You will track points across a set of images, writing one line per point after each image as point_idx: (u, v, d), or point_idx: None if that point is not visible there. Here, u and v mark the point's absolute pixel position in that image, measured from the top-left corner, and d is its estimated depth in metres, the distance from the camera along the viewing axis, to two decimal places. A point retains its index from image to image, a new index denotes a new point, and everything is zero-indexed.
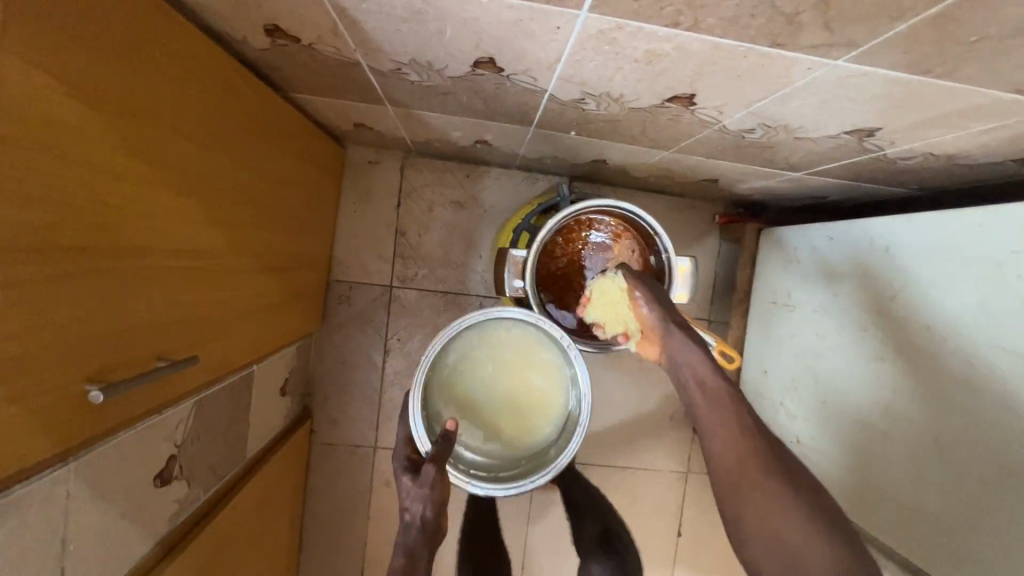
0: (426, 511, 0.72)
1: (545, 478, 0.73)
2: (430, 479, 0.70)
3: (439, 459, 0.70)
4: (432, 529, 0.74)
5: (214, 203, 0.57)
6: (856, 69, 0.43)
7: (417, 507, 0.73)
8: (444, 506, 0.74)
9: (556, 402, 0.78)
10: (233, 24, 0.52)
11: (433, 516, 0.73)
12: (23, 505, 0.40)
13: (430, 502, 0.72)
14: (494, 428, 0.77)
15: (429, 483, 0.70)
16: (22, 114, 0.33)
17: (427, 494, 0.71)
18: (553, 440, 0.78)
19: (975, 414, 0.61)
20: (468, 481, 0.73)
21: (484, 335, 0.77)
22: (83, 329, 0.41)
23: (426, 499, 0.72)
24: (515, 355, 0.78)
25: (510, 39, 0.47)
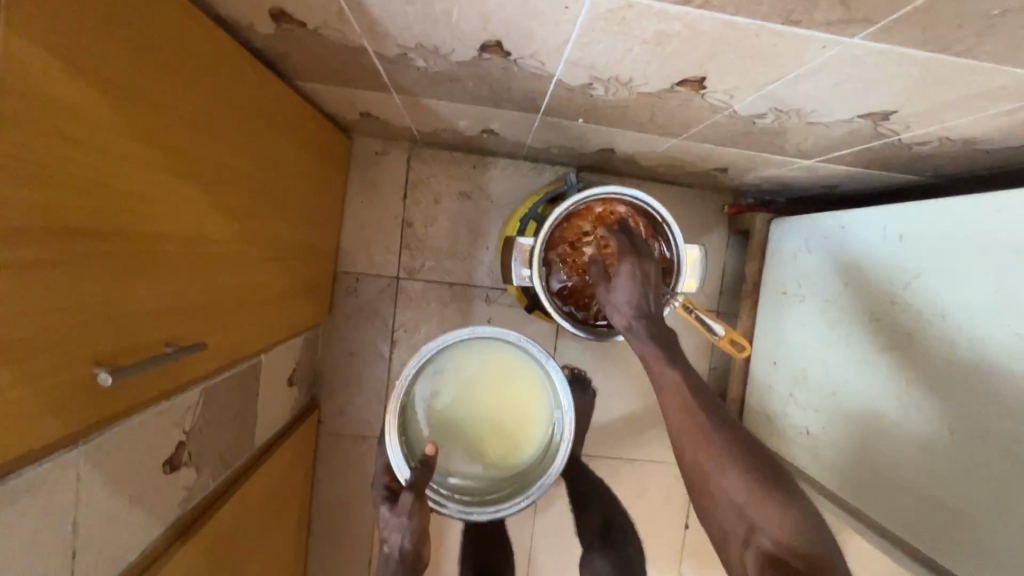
0: (405, 543, 0.69)
1: (527, 502, 0.73)
2: (408, 507, 0.68)
3: (416, 485, 0.68)
4: (411, 563, 0.71)
5: (221, 192, 0.56)
6: (873, 48, 0.42)
7: (395, 538, 0.70)
8: (424, 538, 0.71)
9: (539, 424, 0.78)
10: (240, 10, 0.52)
11: (412, 547, 0.70)
12: (37, 486, 0.40)
13: (409, 533, 0.69)
14: (477, 450, 0.77)
15: (408, 510, 0.68)
16: (38, 96, 0.33)
17: (405, 523, 0.69)
18: (535, 462, 0.77)
19: (991, 405, 0.59)
20: (452, 507, 0.72)
21: (463, 356, 0.77)
22: (95, 313, 0.41)
23: (405, 530, 0.69)
24: (496, 376, 0.77)
25: (518, 21, 0.46)
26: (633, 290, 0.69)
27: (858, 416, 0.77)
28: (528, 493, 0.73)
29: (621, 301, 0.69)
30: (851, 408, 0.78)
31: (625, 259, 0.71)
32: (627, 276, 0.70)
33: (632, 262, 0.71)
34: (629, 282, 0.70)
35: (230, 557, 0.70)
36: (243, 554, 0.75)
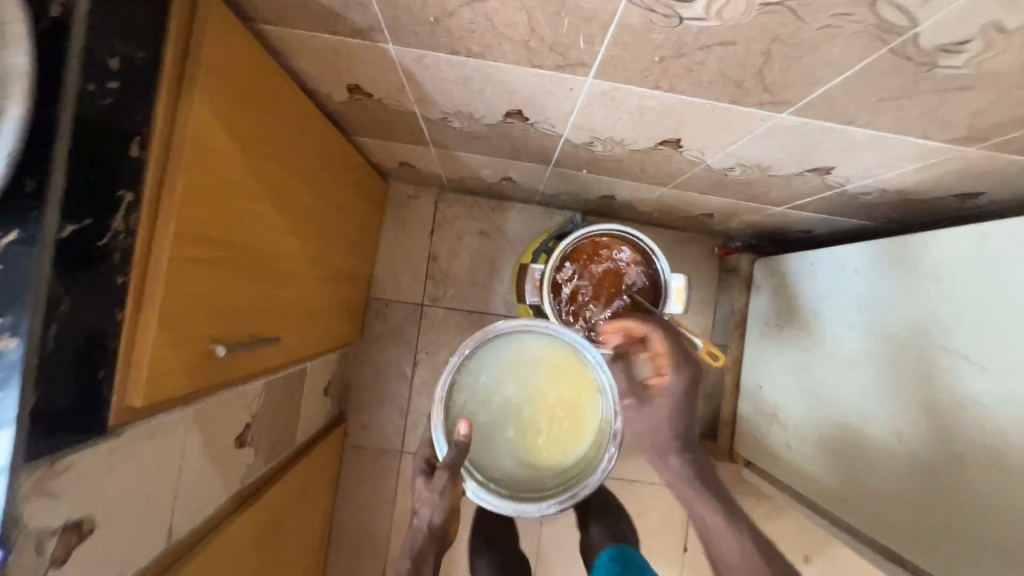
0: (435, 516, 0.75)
1: (556, 507, 0.75)
2: (442, 484, 0.73)
3: (451, 465, 0.72)
4: (439, 536, 0.77)
5: (294, 218, 0.70)
6: (799, 121, 0.57)
7: (426, 512, 0.76)
8: (451, 514, 0.77)
9: (588, 429, 0.80)
10: (325, 85, 0.68)
11: (440, 523, 0.76)
12: (167, 434, 0.52)
13: (440, 508, 0.74)
14: (520, 439, 0.80)
15: (443, 484, 0.73)
16: (206, 141, 0.48)
17: (436, 500, 0.74)
18: (575, 467, 0.79)
19: (921, 410, 0.67)
20: (483, 497, 0.74)
21: (524, 348, 0.80)
22: (212, 301, 0.53)
23: (436, 504, 0.74)
24: (552, 375, 0.80)
25: (535, 96, 0.62)
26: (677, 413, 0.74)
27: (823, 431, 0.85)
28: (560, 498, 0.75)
29: (663, 426, 0.74)
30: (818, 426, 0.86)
31: (677, 373, 0.75)
32: (673, 402, 0.74)
33: (684, 382, 0.74)
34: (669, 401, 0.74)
35: (273, 536, 0.81)
36: (282, 542, 0.85)
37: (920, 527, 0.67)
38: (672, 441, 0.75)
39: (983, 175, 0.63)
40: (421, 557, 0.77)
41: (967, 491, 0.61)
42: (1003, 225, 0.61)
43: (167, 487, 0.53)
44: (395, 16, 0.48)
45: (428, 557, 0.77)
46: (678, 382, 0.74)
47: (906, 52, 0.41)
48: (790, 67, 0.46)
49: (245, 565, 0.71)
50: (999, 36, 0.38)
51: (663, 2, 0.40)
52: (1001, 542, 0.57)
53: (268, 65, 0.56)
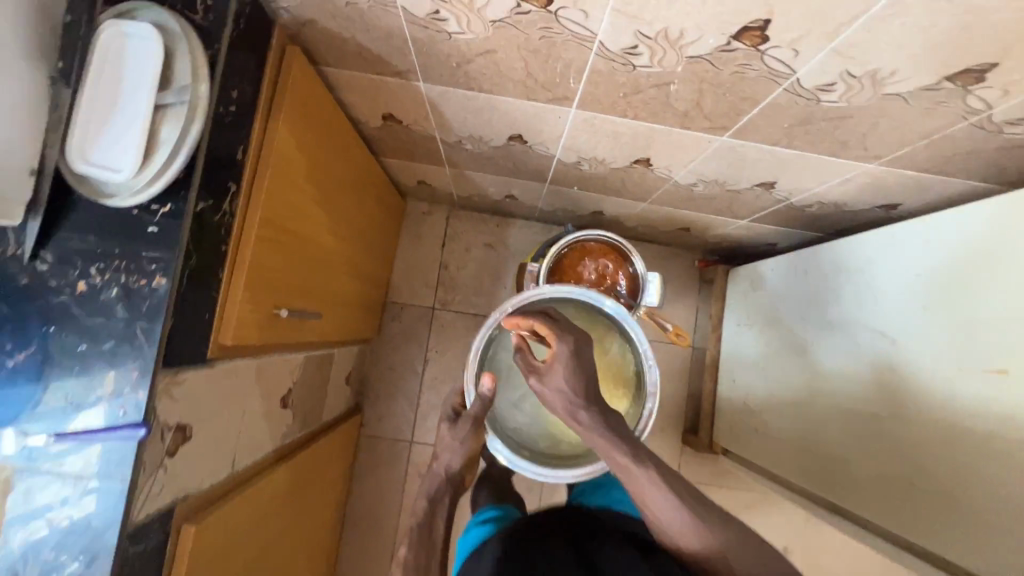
0: (455, 464, 0.66)
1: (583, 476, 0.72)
2: (465, 433, 0.66)
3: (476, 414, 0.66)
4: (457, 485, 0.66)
5: (334, 219, 0.87)
6: (737, 143, 0.73)
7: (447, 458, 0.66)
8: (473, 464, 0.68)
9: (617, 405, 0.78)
10: (365, 113, 0.85)
11: (461, 471, 0.66)
12: (238, 379, 0.67)
13: (464, 452, 0.66)
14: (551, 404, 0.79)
15: (467, 429, 0.66)
16: (286, 151, 0.64)
17: (458, 447, 0.66)
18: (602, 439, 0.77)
19: (851, 379, 0.81)
20: (508, 456, 0.72)
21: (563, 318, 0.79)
22: (278, 275, 0.69)
23: (460, 449, 0.66)
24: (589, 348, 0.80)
25: (532, 123, 0.79)
26: (575, 381, 0.64)
27: (783, 410, 0.97)
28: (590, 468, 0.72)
29: (558, 395, 0.65)
30: (779, 407, 0.98)
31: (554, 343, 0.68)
32: (565, 365, 0.65)
33: (569, 347, 0.67)
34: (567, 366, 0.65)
35: (304, 496, 0.93)
36: (310, 503, 0.97)
37: (851, 480, 0.78)
38: (567, 405, 0.64)
39: (892, 188, 0.78)
40: (437, 500, 0.63)
41: (883, 441, 0.73)
42: (906, 227, 0.75)
43: (233, 421, 0.67)
44: (426, 62, 0.65)
45: (446, 503, 0.64)
46: (564, 346, 0.66)
47: (797, 90, 0.57)
48: (718, 101, 0.62)
49: (284, 509, 0.84)
50: (855, 80, 0.54)
51: (620, 54, 0.56)
52: (909, 481, 0.69)
53: (324, 98, 0.74)
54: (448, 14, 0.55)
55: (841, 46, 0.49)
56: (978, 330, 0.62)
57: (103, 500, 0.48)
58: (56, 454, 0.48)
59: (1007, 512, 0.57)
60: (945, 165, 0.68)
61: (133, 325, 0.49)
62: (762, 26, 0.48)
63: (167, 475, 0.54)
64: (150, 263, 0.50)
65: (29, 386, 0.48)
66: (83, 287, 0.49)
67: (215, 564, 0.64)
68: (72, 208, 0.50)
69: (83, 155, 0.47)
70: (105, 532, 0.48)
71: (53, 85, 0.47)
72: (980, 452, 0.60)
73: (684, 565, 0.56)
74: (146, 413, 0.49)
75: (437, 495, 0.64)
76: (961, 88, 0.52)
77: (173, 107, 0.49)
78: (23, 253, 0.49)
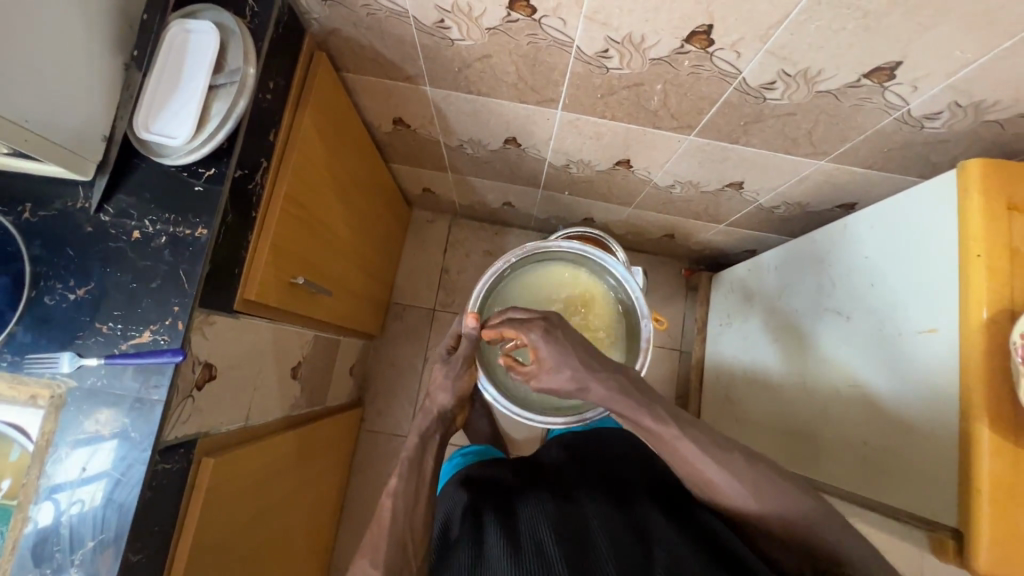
0: (447, 403, 0.73)
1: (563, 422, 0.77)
2: (457, 370, 0.74)
3: (468, 352, 0.74)
4: (446, 424, 0.73)
5: (348, 211, 0.97)
6: (703, 142, 0.83)
7: (441, 396, 0.74)
8: (460, 405, 0.76)
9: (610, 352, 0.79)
10: (377, 117, 0.96)
11: (451, 410, 0.74)
12: (256, 338, 0.75)
13: (456, 392, 0.74)
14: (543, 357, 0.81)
15: (459, 367, 0.74)
16: (310, 139, 0.75)
17: (452, 383, 0.74)
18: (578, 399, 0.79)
19: (818, 358, 0.88)
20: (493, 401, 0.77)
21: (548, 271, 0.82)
22: (299, 248, 0.78)
23: (451, 387, 0.74)
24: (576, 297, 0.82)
25: (524, 125, 0.89)
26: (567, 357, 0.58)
27: (762, 395, 1.04)
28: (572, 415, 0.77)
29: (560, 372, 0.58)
30: (759, 393, 1.05)
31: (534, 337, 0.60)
32: (550, 351, 0.59)
33: (541, 333, 0.60)
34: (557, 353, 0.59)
35: (308, 469, 1.00)
36: (311, 479, 1.02)
37: (820, 450, 0.85)
38: (575, 382, 0.59)
39: (845, 186, 0.88)
40: (427, 436, 0.70)
41: (844, 409, 0.80)
42: (857, 218, 0.84)
43: (247, 376, 0.75)
44: (432, 66, 0.76)
45: (435, 439, 0.70)
46: (536, 335, 0.59)
47: (745, 89, 0.67)
48: (681, 100, 0.72)
49: (289, 476, 0.90)
50: (790, 78, 0.64)
51: (595, 57, 0.67)
52: (866, 442, 0.75)
53: (343, 100, 0.85)
54: (451, 23, 0.66)
55: (773, 48, 0.60)
56: (913, 298, 0.70)
57: (141, 415, 0.55)
58: (105, 374, 0.56)
59: (940, 452, 0.63)
60: (884, 160, 0.78)
61: (177, 267, 0.58)
62: (707, 31, 0.59)
63: (194, 406, 0.62)
64: (194, 218, 0.60)
65: (86, 317, 0.57)
66: (138, 236, 0.59)
67: (227, 505, 0.70)
68: (133, 171, 0.60)
69: (150, 125, 0.58)
70: (141, 443, 0.55)
71: (127, 69, 0.58)
72: (916, 403, 0.67)
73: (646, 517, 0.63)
74: (183, 341, 0.57)
75: (428, 433, 0.70)
76: (878, 85, 0.62)
77: (223, 87, 0.59)
78: (90, 207, 0.59)
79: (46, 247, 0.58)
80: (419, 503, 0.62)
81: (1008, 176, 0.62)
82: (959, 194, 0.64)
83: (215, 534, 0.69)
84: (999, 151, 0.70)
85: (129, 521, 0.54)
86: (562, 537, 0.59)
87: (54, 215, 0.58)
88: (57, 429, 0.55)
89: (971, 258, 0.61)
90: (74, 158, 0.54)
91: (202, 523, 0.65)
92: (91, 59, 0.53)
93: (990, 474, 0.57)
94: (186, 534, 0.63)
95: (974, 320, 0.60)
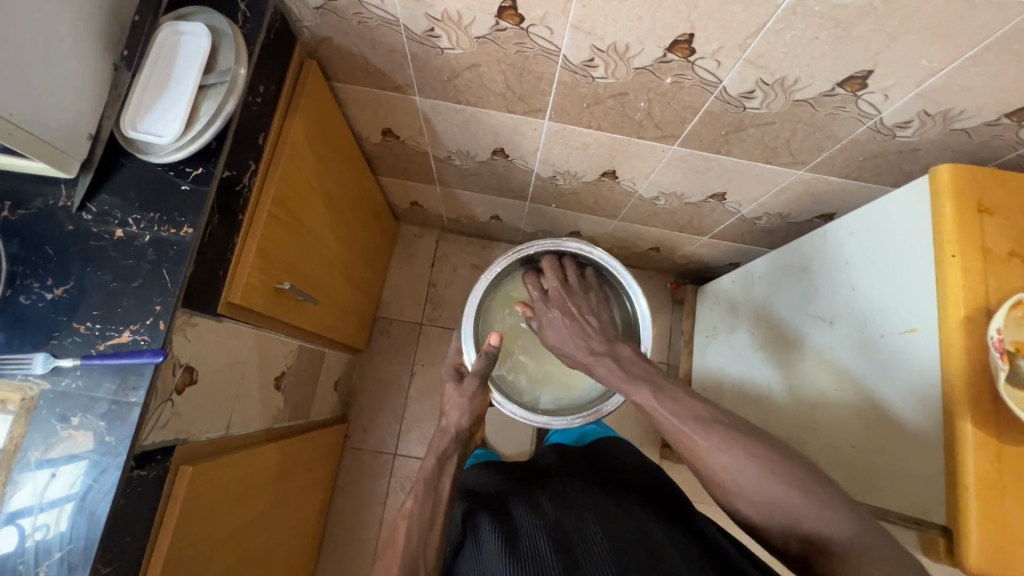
0: (463, 422, 0.70)
1: (579, 419, 0.76)
2: (473, 390, 0.72)
3: (481, 372, 0.73)
4: (465, 446, 0.70)
5: (336, 219, 0.96)
6: (686, 152, 0.85)
7: (455, 416, 0.70)
8: (479, 423, 0.72)
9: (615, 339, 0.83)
10: (365, 128, 0.97)
11: (469, 428, 0.70)
12: (239, 344, 0.74)
13: (472, 412, 0.71)
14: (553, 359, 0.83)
15: (474, 389, 0.72)
16: (299, 146, 0.75)
17: (467, 404, 0.71)
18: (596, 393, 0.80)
19: (804, 364, 0.89)
20: (509, 410, 0.77)
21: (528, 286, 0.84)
22: (287, 254, 0.77)
23: (467, 407, 0.71)
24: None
25: (513, 136, 0.91)
26: (576, 326, 0.68)
27: (752, 402, 1.04)
28: (584, 412, 0.76)
29: (569, 339, 0.68)
30: (748, 402, 1.05)
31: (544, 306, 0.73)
32: (571, 314, 0.70)
33: (551, 310, 0.71)
34: (564, 324, 0.69)
35: (291, 484, 0.97)
36: (292, 497, 0.99)
37: (810, 456, 0.85)
38: (585, 352, 0.66)
39: (824, 195, 0.90)
40: (446, 457, 0.66)
41: (830, 413, 0.81)
42: (837, 226, 0.86)
43: (229, 383, 0.73)
44: (422, 76, 0.78)
45: (454, 460, 0.67)
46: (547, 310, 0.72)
47: (726, 98, 0.70)
48: (665, 110, 0.75)
49: (269, 490, 0.87)
50: (768, 87, 0.67)
51: (581, 67, 0.69)
52: (854, 444, 0.75)
53: (333, 109, 0.86)
54: (441, 32, 0.68)
55: (751, 57, 0.62)
56: (894, 298, 0.72)
57: (117, 418, 0.53)
58: (81, 376, 0.54)
59: (925, 451, 0.64)
60: (860, 169, 0.81)
61: (161, 266, 0.57)
62: (688, 40, 0.61)
63: (172, 411, 0.60)
64: (181, 218, 0.59)
65: (64, 316, 0.55)
66: (121, 234, 0.58)
67: (205, 519, 0.68)
68: (118, 170, 0.60)
69: (137, 124, 0.58)
70: (117, 446, 0.53)
71: (116, 70, 0.58)
72: (900, 402, 0.68)
73: (637, 526, 0.62)
74: (164, 341, 0.55)
75: (446, 454, 0.66)
76: (851, 94, 0.65)
77: (213, 87, 0.60)
78: (73, 206, 0.58)
79: (25, 245, 0.57)
80: (434, 531, 0.59)
81: (976, 180, 0.65)
82: (933, 198, 0.67)
83: (191, 550, 0.66)
84: (968, 159, 0.74)
85: (99, 531, 0.52)
86: (560, 545, 0.57)
87: (34, 213, 0.58)
88: (26, 434, 0.53)
89: (946, 259, 0.63)
90: (60, 157, 0.54)
91: (178, 536, 0.62)
92: (81, 59, 0.53)
93: (977, 472, 0.57)
94: (160, 547, 0.60)
95: (953, 318, 0.61)
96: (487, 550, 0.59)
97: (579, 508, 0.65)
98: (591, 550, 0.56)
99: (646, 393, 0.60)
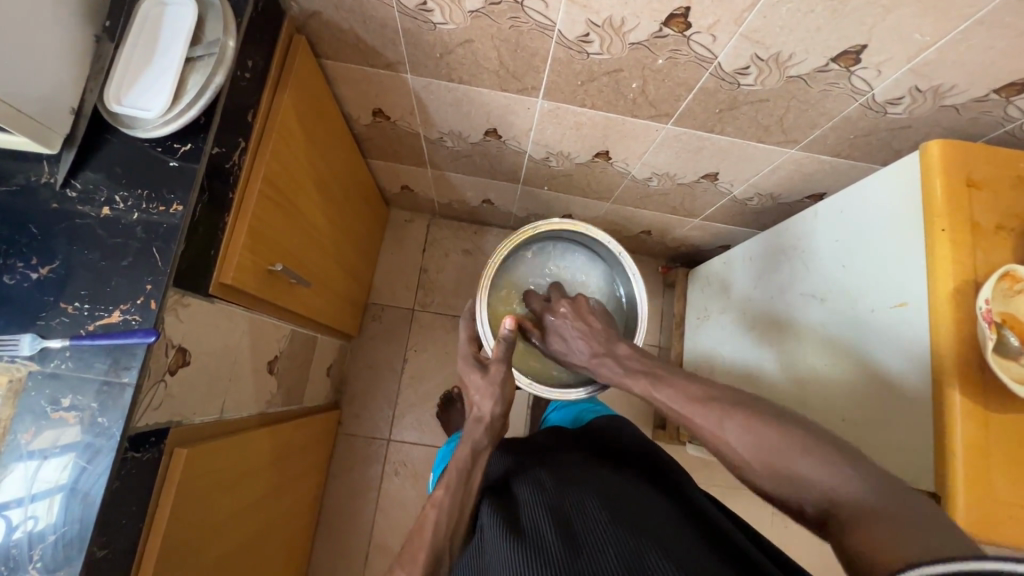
0: (495, 411, 0.70)
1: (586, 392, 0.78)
2: (499, 377, 0.72)
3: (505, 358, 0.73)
4: (496, 432, 0.70)
5: (327, 202, 0.95)
6: (679, 131, 0.85)
7: (487, 403, 0.70)
8: (509, 410, 0.72)
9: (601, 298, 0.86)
10: (356, 108, 0.95)
11: (502, 414, 0.71)
12: (232, 326, 0.73)
13: (502, 399, 0.71)
14: None
15: (501, 376, 0.72)
16: (288, 126, 0.73)
17: (496, 389, 0.70)
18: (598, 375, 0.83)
19: (794, 341, 0.91)
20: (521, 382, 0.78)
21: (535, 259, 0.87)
22: (279, 236, 0.76)
23: (497, 393, 0.71)
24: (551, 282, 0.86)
25: (505, 116, 0.90)
26: (579, 331, 0.73)
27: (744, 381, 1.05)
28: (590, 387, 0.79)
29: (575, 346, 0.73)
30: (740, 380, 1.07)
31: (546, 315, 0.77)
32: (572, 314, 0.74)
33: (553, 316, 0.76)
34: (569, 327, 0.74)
35: (287, 468, 0.97)
36: (287, 482, 0.98)
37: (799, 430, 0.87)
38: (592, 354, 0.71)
39: (814, 175, 0.91)
40: (479, 449, 0.67)
41: (820, 386, 0.82)
42: (825, 205, 0.87)
43: (223, 366, 0.72)
44: (414, 52, 0.76)
45: (487, 448, 0.68)
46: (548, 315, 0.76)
47: (720, 74, 0.70)
48: (659, 87, 0.74)
49: (266, 475, 0.87)
50: (763, 63, 0.67)
51: (576, 42, 0.68)
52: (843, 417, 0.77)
53: (321, 88, 0.84)
54: (433, 6, 0.66)
55: (747, 31, 0.62)
56: (883, 272, 0.73)
57: (110, 399, 0.52)
58: (71, 357, 0.53)
59: (913, 423, 0.65)
60: (851, 148, 0.81)
61: (150, 245, 0.56)
62: (684, 13, 0.61)
63: (166, 392, 0.59)
64: (171, 196, 0.57)
65: (51, 296, 0.54)
66: (108, 213, 0.56)
67: (201, 502, 0.67)
68: (103, 146, 0.58)
69: (121, 98, 0.56)
70: (110, 429, 0.52)
71: (97, 42, 0.57)
72: (888, 376, 0.69)
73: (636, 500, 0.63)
74: (156, 321, 0.54)
75: (479, 443, 0.67)
76: (845, 69, 0.66)
77: (201, 59, 0.58)
78: (56, 181, 0.56)
79: (7, 222, 0.55)
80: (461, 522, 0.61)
81: (967, 155, 0.66)
82: (922, 174, 0.67)
83: (185, 534, 0.65)
84: (957, 136, 0.75)
85: (94, 513, 0.51)
86: (560, 521, 0.57)
87: (16, 190, 0.56)
88: (14, 415, 0.52)
89: (937, 233, 0.64)
90: (41, 129, 0.52)
91: (175, 517, 0.62)
92: (58, 27, 0.51)
93: (965, 437, 0.59)
94: (156, 532, 0.60)
95: (941, 290, 0.63)
96: (489, 530, 0.58)
97: (577, 482, 0.65)
98: (591, 521, 0.56)
99: (652, 383, 0.61)
